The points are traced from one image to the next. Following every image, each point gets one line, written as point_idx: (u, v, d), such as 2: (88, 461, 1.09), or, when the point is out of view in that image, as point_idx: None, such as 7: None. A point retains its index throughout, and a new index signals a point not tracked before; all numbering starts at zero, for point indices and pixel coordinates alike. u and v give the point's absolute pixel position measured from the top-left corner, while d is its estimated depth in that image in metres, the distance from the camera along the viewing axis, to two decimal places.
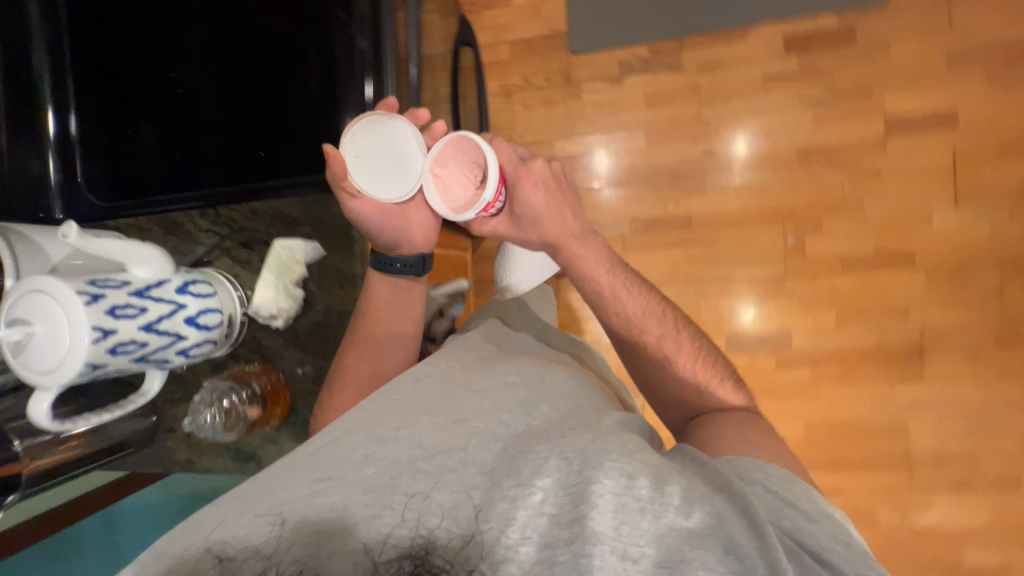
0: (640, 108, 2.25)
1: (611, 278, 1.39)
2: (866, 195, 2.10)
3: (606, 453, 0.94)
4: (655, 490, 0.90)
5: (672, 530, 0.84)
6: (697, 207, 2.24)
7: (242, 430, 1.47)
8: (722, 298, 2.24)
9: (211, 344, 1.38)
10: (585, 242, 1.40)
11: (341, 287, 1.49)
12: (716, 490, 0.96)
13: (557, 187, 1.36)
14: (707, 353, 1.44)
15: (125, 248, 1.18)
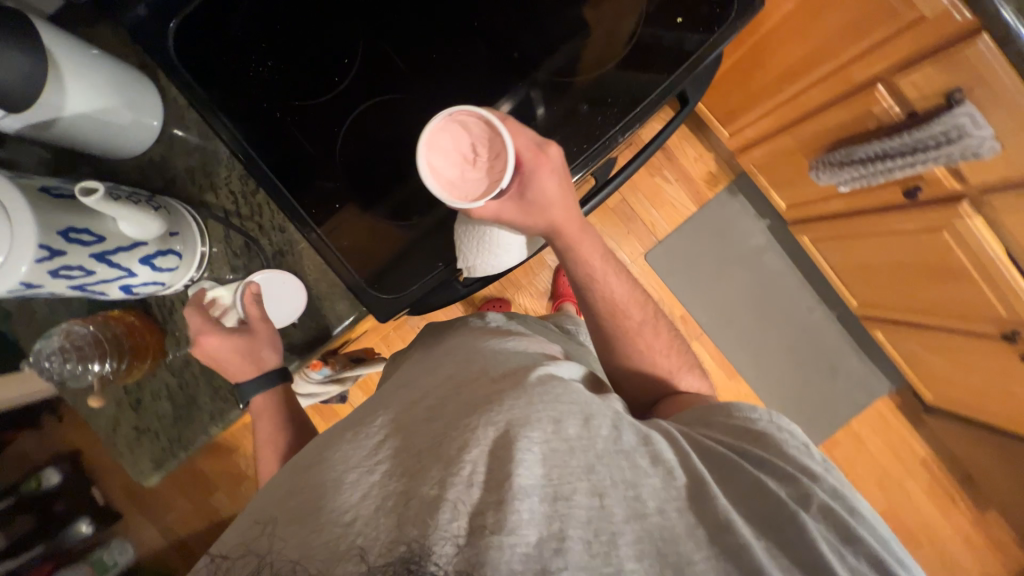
0: (852, 272, 1.13)
1: (602, 264, 0.61)
2: (872, 498, 1.38)
3: (501, 390, 0.45)
4: (487, 421, 0.41)
5: (527, 468, 0.37)
6: (728, 294, 1.39)
7: (133, 430, 0.57)
8: (784, 382, 1.40)
9: (165, 288, 0.52)
10: (536, 212, 0.54)
11: (233, 187, 0.57)
12: (564, 408, 0.42)
13: (533, 169, 0.51)
14: (687, 355, 0.65)
15: (54, 45, 0.42)
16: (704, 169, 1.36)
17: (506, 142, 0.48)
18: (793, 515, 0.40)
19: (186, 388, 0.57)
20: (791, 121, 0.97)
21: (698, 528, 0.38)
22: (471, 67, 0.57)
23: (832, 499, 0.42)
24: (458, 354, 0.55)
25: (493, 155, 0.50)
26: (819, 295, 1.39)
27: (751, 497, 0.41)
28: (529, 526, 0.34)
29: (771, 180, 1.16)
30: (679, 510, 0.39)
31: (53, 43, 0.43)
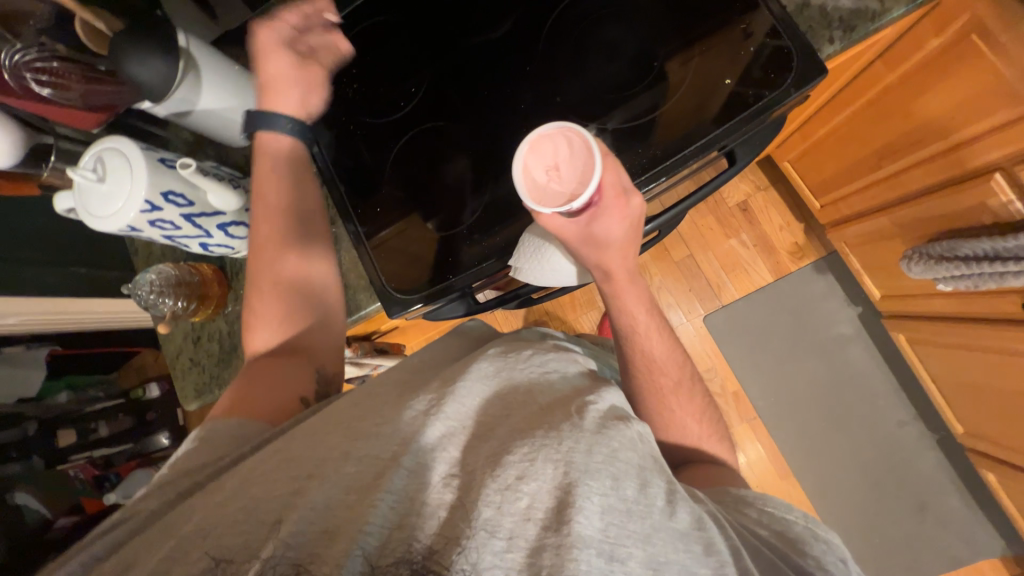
0: (964, 390, 0.93)
1: (647, 319, 0.61)
2: None
3: (551, 420, 0.43)
4: (552, 459, 0.40)
5: (587, 518, 0.37)
6: (796, 381, 1.23)
7: (192, 359, 0.70)
8: (853, 501, 1.18)
9: (229, 250, 0.63)
10: (592, 249, 0.57)
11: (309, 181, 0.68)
12: (622, 466, 0.41)
13: (609, 208, 0.53)
14: (715, 424, 0.62)
15: (197, 55, 0.56)
16: (789, 240, 1.24)
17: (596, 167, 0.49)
18: None
19: (233, 337, 0.68)
20: (890, 203, 0.86)
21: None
22: (527, 106, 0.61)
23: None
24: (506, 353, 0.53)
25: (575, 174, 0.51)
26: (916, 410, 1.17)
27: None
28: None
29: (862, 264, 1.02)
30: None
31: (194, 51, 0.56)
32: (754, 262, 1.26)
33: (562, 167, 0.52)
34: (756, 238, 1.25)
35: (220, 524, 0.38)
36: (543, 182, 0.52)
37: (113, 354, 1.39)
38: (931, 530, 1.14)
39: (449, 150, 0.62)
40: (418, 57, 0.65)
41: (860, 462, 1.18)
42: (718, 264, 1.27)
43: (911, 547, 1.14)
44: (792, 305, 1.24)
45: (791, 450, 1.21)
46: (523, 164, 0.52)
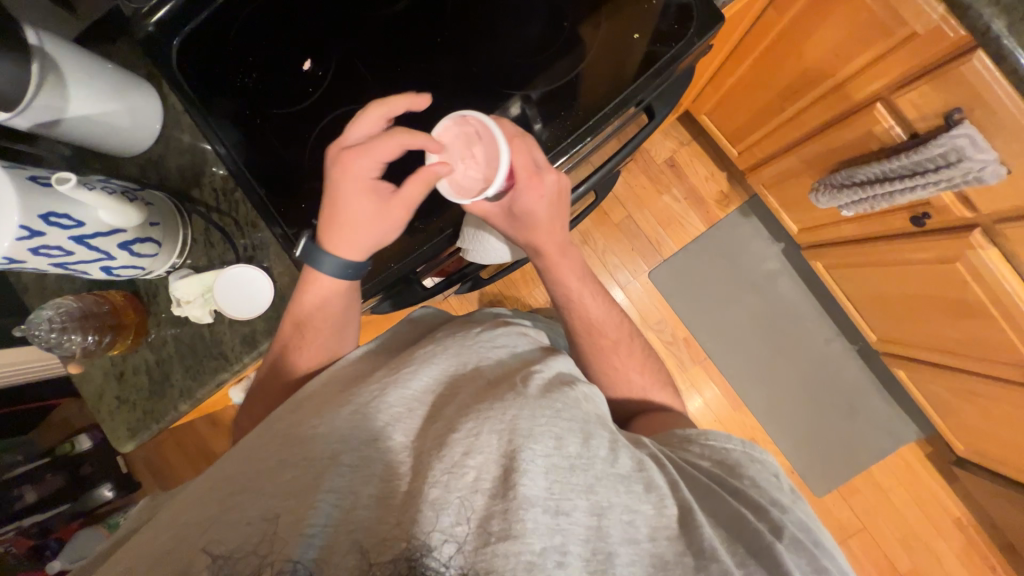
0: (873, 303, 1.05)
1: (580, 286, 0.65)
2: (891, 551, 1.27)
3: (495, 391, 0.45)
4: (496, 429, 0.41)
5: (532, 480, 0.38)
6: (736, 319, 1.33)
7: (119, 396, 0.63)
8: (796, 417, 1.31)
9: (140, 271, 0.57)
10: (518, 226, 0.58)
11: (220, 185, 0.63)
12: (566, 425, 0.43)
13: (524, 187, 0.53)
14: (659, 374, 0.67)
15: (55, 53, 0.49)
16: (715, 189, 1.32)
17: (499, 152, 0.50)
18: (769, 544, 0.40)
19: (163, 365, 0.63)
20: (795, 142, 0.93)
21: (684, 555, 0.39)
22: (443, 80, 0.60)
23: (799, 530, 0.43)
24: (451, 337, 0.55)
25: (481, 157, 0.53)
26: (838, 327, 1.30)
27: (733, 523, 0.42)
28: (535, 535, 0.36)
29: (779, 202, 1.11)
30: (668, 538, 0.40)
31: (51, 49, 0.49)
32: (686, 214, 1.32)
33: (475, 157, 0.53)
34: (685, 191, 1.32)
35: (176, 558, 0.36)
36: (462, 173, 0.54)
37: (29, 411, 1.23)
38: (862, 429, 1.30)
39: None
40: (319, 37, 0.61)
41: (798, 381, 1.31)
42: (655, 221, 1.32)
43: (848, 447, 1.30)
44: (725, 250, 1.33)
45: (740, 382, 1.32)
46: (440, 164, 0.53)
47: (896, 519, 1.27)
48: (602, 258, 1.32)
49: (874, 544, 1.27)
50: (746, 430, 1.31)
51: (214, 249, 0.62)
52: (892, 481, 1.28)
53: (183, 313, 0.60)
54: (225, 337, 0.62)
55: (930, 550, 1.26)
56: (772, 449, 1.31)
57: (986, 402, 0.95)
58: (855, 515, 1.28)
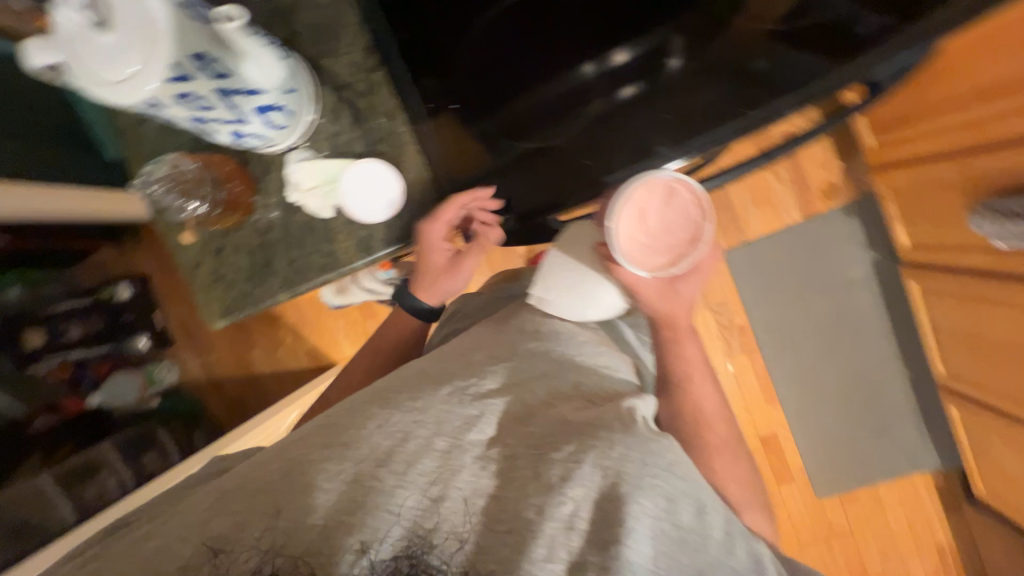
0: (963, 338, 1.00)
1: (706, 371, 0.67)
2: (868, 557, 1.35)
3: (588, 429, 0.54)
4: (602, 472, 0.51)
5: (636, 539, 0.48)
6: (798, 318, 1.29)
7: (214, 275, 0.59)
8: (824, 423, 1.33)
9: (259, 142, 0.50)
10: (666, 300, 0.65)
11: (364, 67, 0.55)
12: (677, 490, 0.52)
13: (697, 267, 0.65)
14: (759, 487, 0.66)
15: None
16: (824, 179, 1.21)
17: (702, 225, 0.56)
18: None
19: (266, 251, 0.58)
20: (963, 151, 0.83)
21: None
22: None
23: None
24: (559, 360, 0.63)
25: (673, 227, 0.57)
26: (899, 350, 1.26)
27: None
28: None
29: (903, 211, 1.02)
30: None
31: None
32: (785, 199, 1.23)
33: (675, 222, 0.56)
34: (792, 172, 1.21)
35: None
36: (636, 233, 0.56)
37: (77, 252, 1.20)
38: (883, 450, 1.32)
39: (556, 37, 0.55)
40: None
41: (838, 391, 1.31)
42: (748, 199, 1.23)
43: (862, 462, 1.33)
44: (813, 247, 1.25)
45: (781, 379, 1.32)
46: (622, 211, 0.55)
47: (884, 533, 1.34)
48: None
49: (855, 548, 1.35)
50: (772, 424, 1.33)
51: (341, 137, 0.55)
52: (894, 501, 1.33)
53: (299, 200, 0.55)
54: (338, 237, 0.56)
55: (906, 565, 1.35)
56: (790, 447, 1.34)
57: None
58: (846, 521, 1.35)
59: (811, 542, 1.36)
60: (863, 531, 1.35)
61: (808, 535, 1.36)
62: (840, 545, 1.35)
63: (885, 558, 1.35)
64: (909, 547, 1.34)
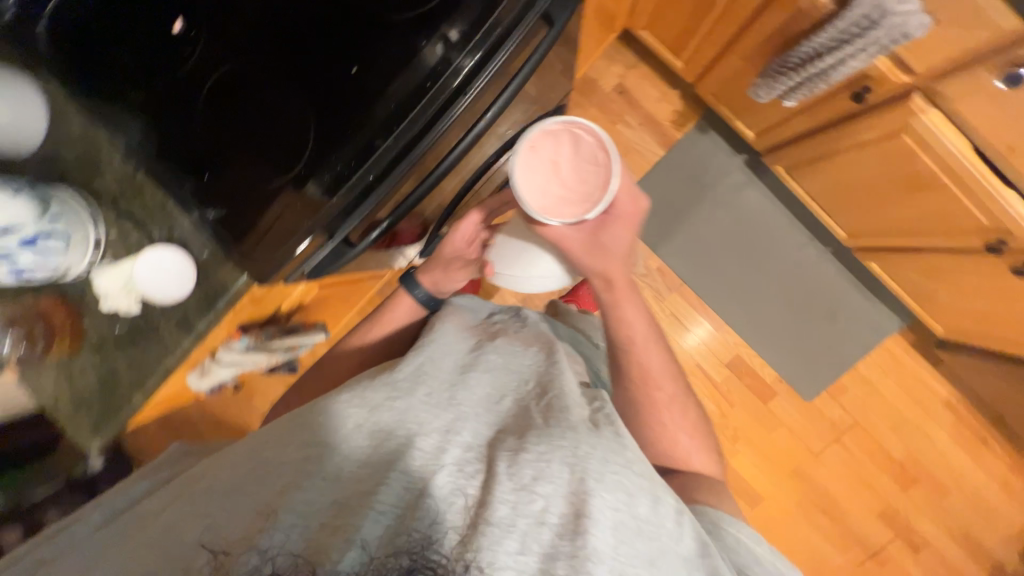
0: (836, 196, 1.03)
1: (646, 330, 0.67)
2: (883, 440, 1.30)
3: (554, 417, 0.50)
4: (572, 463, 0.46)
5: (600, 533, 0.42)
6: (707, 240, 1.31)
7: (75, 402, 0.63)
8: (778, 326, 1.31)
9: (50, 272, 0.56)
10: (597, 258, 0.61)
11: (127, 176, 0.61)
12: (637, 482, 0.47)
13: (617, 221, 0.60)
14: (710, 440, 0.68)
15: None
16: (668, 110, 1.27)
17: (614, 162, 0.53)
18: None
19: (109, 361, 0.62)
20: (732, 39, 0.89)
21: None
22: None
23: None
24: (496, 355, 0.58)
25: (588, 170, 0.54)
26: (810, 231, 1.28)
27: None
28: None
29: (731, 109, 1.07)
30: None
31: None
32: (644, 140, 1.29)
33: (587, 168, 0.54)
34: (638, 116, 1.28)
35: None
36: (543, 185, 0.53)
37: None
38: (844, 330, 1.30)
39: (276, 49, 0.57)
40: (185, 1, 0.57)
41: (776, 291, 1.31)
42: (611, 153, 1.29)
43: (832, 349, 1.30)
44: (689, 171, 1.29)
45: (718, 302, 1.32)
46: (523, 163, 0.53)
47: (885, 410, 1.29)
48: None
49: (866, 436, 1.30)
50: (730, 347, 1.32)
51: (133, 240, 0.61)
52: (878, 374, 1.30)
53: (112, 307, 0.60)
54: (163, 324, 0.62)
55: (921, 432, 1.29)
56: (757, 362, 1.32)
57: (954, 278, 0.94)
58: (844, 413, 1.31)
59: (820, 447, 1.31)
60: (865, 416, 1.30)
61: (815, 441, 1.31)
62: (848, 438, 1.30)
63: (898, 433, 1.29)
64: (917, 414, 1.29)
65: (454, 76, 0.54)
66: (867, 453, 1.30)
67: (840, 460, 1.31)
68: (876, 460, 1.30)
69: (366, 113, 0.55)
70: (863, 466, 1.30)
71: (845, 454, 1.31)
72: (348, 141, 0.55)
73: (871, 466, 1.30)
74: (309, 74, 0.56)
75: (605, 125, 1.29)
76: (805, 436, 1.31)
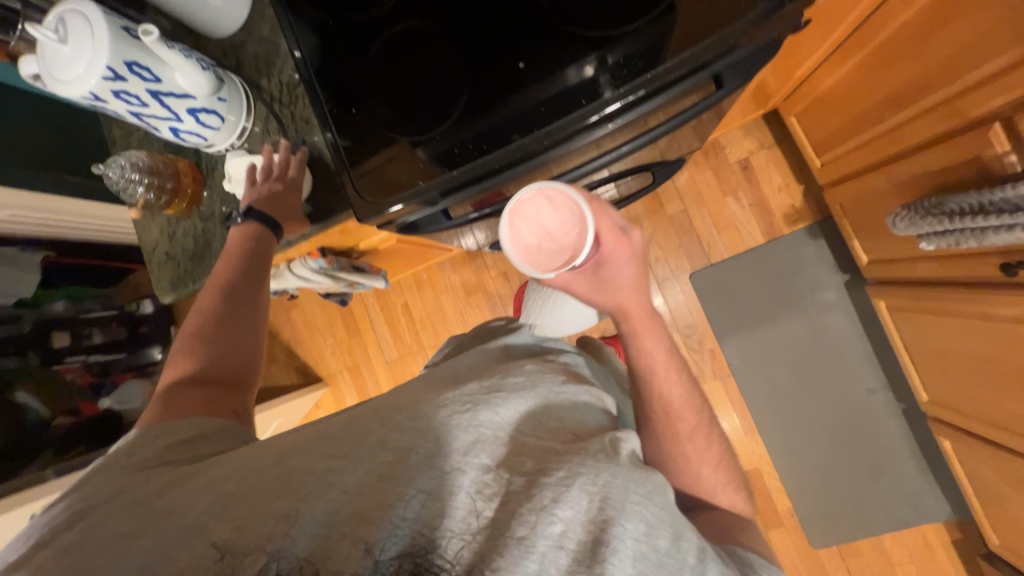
0: (934, 357, 0.94)
1: (665, 360, 0.62)
2: None
3: (562, 447, 0.45)
4: (587, 481, 0.41)
5: (620, 562, 0.38)
6: (773, 343, 1.25)
7: (169, 256, 0.70)
8: (812, 459, 1.22)
9: (200, 139, 0.62)
10: (607, 293, 0.59)
11: (287, 84, 0.66)
12: (655, 513, 0.41)
13: (613, 250, 0.58)
14: (733, 472, 0.62)
15: None
16: (786, 202, 1.22)
17: (588, 222, 0.53)
18: None
19: (209, 234, 0.69)
20: (888, 159, 0.84)
21: None
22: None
23: None
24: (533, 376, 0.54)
25: (572, 233, 0.55)
26: (887, 378, 1.17)
27: None
28: None
29: (854, 226, 1.01)
30: None
31: None
32: (748, 222, 1.24)
33: (569, 233, 0.55)
34: (752, 196, 1.23)
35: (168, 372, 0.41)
36: (534, 244, 0.56)
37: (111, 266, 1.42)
38: (883, 493, 1.18)
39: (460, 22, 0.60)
40: None
41: (825, 423, 1.22)
42: (710, 222, 1.26)
43: (862, 507, 1.19)
44: (783, 268, 1.23)
45: (760, 408, 1.25)
46: (514, 233, 0.55)
47: None
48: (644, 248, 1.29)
49: None
50: (753, 458, 1.25)
51: (271, 139, 0.66)
52: (903, 555, 1.17)
53: (232, 189, 0.66)
54: None
55: None
56: (775, 485, 1.23)
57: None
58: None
59: None
60: None
61: None
62: None
63: None
64: None
65: (604, 105, 0.53)
66: None
67: None
68: None
69: (511, 106, 0.56)
70: None
71: None
72: (484, 128, 0.56)
73: None
74: (479, 51, 0.58)
75: (716, 192, 1.25)
76: None
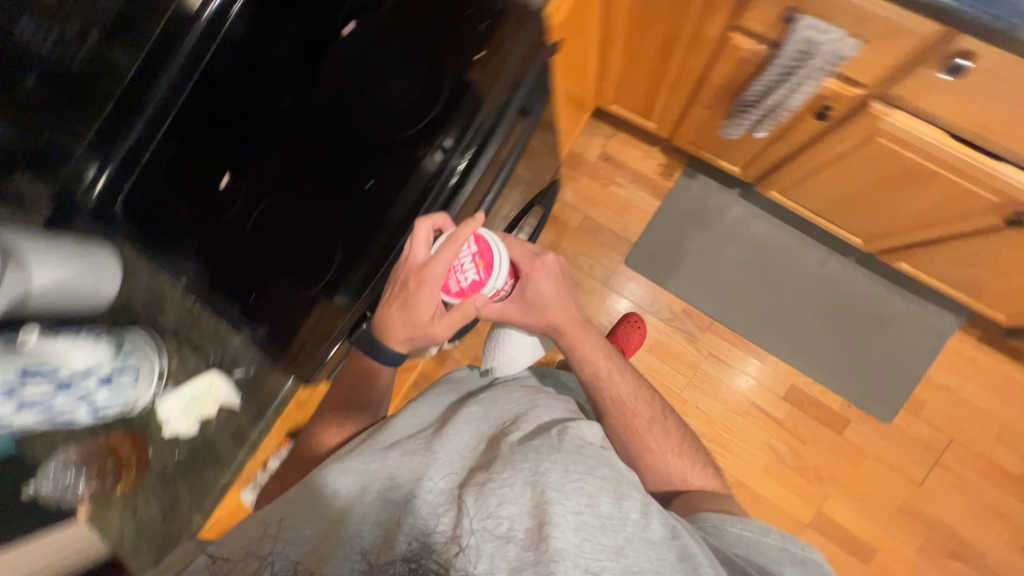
0: (840, 208, 1.05)
1: (607, 363, 0.76)
2: (982, 451, 1.17)
3: (507, 453, 0.54)
4: (529, 478, 0.50)
5: (563, 533, 0.45)
6: (726, 273, 1.32)
7: (141, 534, 0.64)
8: (827, 347, 1.25)
9: (123, 406, 0.62)
10: (538, 312, 0.75)
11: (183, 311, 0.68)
12: (598, 486, 0.51)
13: (530, 273, 0.73)
14: (698, 451, 0.73)
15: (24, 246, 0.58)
16: (653, 164, 1.37)
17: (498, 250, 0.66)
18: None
19: (170, 485, 0.64)
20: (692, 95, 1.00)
21: None
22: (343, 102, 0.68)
23: None
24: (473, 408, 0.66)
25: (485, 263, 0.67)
26: (825, 245, 1.27)
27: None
28: None
29: (711, 152, 1.16)
30: None
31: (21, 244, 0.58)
32: (638, 195, 1.37)
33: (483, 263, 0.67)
34: (627, 175, 1.37)
35: None
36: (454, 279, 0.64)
37: None
38: (899, 338, 1.22)
39: (308, 178, 0.67)
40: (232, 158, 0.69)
41: (812, 310, 1.27)
42: (611, 212, 1.37)
43: (893, 361, 1.22)
44: (690, 213, 1.35)
45: (756, 332, 1.28)
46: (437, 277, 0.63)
47: (974, 417, 1.18)
48: (575, 263, 1.36)
49: (962, 451, 1.17)
50: (782, 377, 1.25)
51: (190, 365, 0.67)
52: (953, 378, 1.20)
53: (172, 432, 0.65)
54: (218, 441, 0.65)
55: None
56: (816, 388, 1.24)
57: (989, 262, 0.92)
58: (930, 428, 1.19)
59: (917, 472, 1.18)
60: (955, 428, 1.18)
61: (908, 466, 1.18)
62: (945, 455, 1.17)
63: (998, 441, 1.16)
64: (1012, 415, 1.17)
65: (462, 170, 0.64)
66: (970, 469, 1.16)
67: (941, 483, 1.17)
68: (981, 476, 1.16)
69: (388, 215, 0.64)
70: (971, 487, 1.16)
71: (946, 475, 1.17)
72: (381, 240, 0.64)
73: (980, 484, 1.16)
74: (335, 192, 0.66)
75: (599, 187, 1.38)
76: (896, 462, 1.19)
